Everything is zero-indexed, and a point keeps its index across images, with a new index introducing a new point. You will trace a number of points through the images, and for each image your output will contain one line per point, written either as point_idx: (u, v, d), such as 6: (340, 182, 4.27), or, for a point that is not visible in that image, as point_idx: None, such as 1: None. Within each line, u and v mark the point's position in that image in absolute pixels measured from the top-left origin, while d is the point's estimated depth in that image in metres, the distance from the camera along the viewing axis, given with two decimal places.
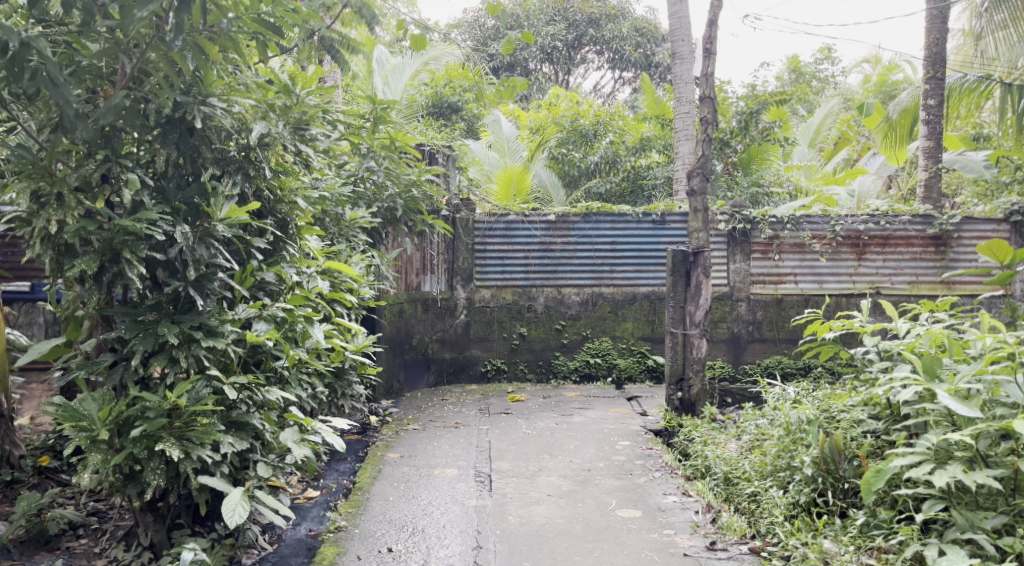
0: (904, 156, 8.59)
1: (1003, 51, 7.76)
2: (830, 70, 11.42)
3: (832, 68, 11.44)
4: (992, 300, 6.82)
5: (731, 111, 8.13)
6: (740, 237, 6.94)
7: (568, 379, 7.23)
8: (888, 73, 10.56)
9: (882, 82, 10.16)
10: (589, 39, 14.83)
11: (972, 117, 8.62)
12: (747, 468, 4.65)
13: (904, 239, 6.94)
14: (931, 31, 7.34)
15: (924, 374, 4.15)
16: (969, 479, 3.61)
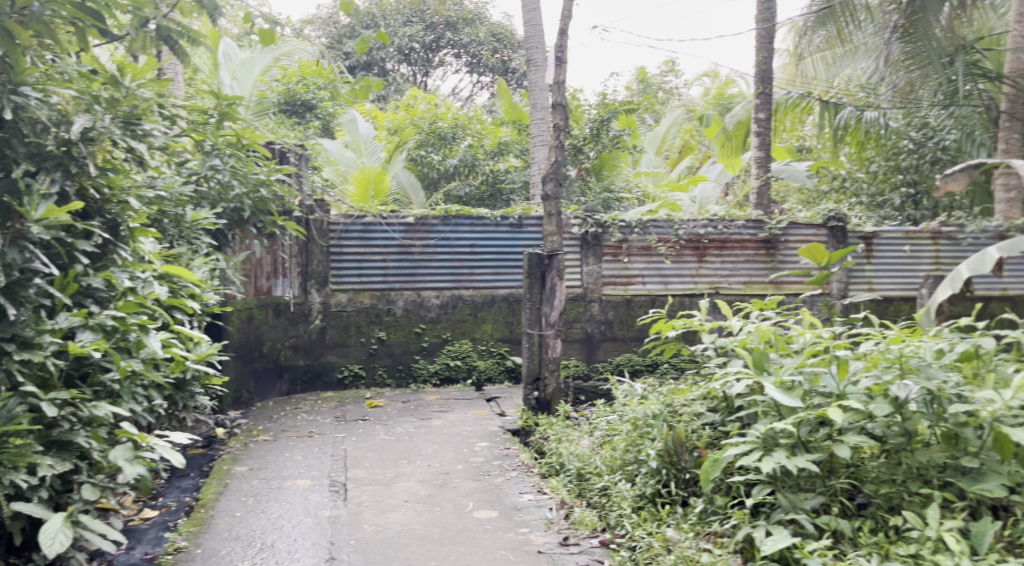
0: (741, 165, 9.19)
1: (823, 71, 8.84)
2: (674, 81, 12.06)
3: (676, 80, 12.07)
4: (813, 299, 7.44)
5: (584, 119, 8.49)
6: (593, 241, 7.13)
7: (427, 382, 7.20)
8: (725, 87, 11.28)
9: (720, 95, 10.83)
10: (447, 42, 14.91)
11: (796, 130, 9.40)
12: (598, 463, 4.83)
13: (740, 243, 7.41)
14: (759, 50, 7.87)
15: (754, 368, 4.47)
16: (791, 464, 3.93)
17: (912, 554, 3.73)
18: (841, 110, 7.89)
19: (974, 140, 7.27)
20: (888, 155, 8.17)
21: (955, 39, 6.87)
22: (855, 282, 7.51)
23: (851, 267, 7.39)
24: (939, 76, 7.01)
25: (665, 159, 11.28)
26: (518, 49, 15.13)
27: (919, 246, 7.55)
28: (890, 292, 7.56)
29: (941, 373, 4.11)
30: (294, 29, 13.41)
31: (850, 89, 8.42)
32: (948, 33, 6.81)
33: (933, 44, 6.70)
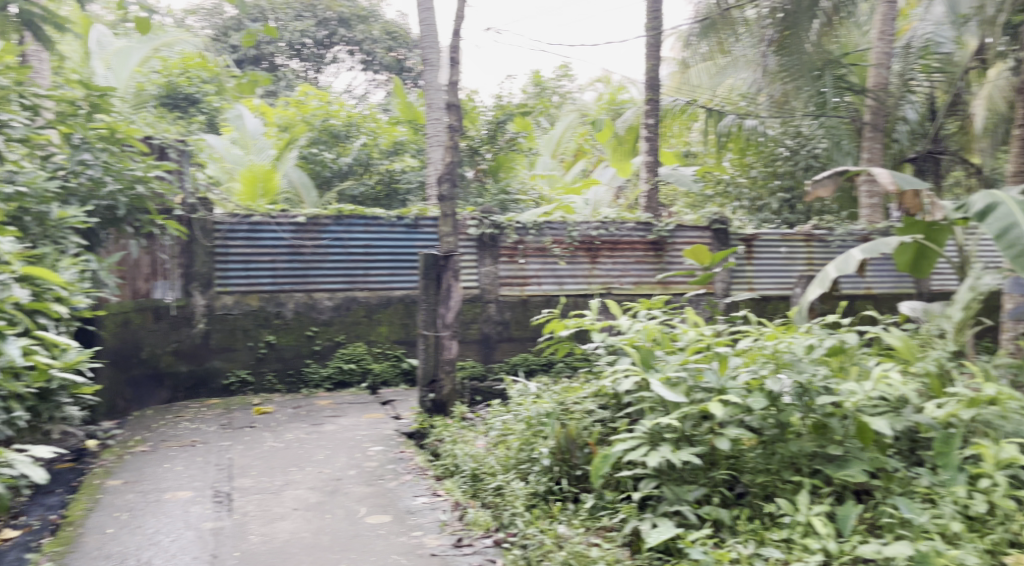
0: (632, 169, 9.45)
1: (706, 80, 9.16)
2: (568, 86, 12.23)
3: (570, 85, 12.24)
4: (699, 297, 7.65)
5: (480, 120, 8.38)
6: (490, 242, 7.10)
7: (320, 387, 7.04)
8: (616, 92, 11.45)
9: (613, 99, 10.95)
10: (340, 38, 14.54)
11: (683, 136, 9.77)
12: (493, 463, 4.83)
13: (629, 244, 7.58)
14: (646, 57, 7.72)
15: (641, 365, 4.64)
16: (676, 457, 4.08)
17: (785, 539, 3.95)
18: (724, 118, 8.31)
19: (841, 149, 7.80)
20: (766, 161, 8.48)
21: (824, 54, 7.36)
22: (737, 283, 7.75)
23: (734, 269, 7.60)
24: (810, 89, 7.47)
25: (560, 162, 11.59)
26: (413, 49, 14.96)
27: (793, 248, 7.91)
28: (769, 291, 7.86)
29: (810, 366, 4.40)
30: (174, 18, 12.68)
31: (732, 98, 8.84)
32: (817, 48, 7.27)
33: (804, 59, 7.22)
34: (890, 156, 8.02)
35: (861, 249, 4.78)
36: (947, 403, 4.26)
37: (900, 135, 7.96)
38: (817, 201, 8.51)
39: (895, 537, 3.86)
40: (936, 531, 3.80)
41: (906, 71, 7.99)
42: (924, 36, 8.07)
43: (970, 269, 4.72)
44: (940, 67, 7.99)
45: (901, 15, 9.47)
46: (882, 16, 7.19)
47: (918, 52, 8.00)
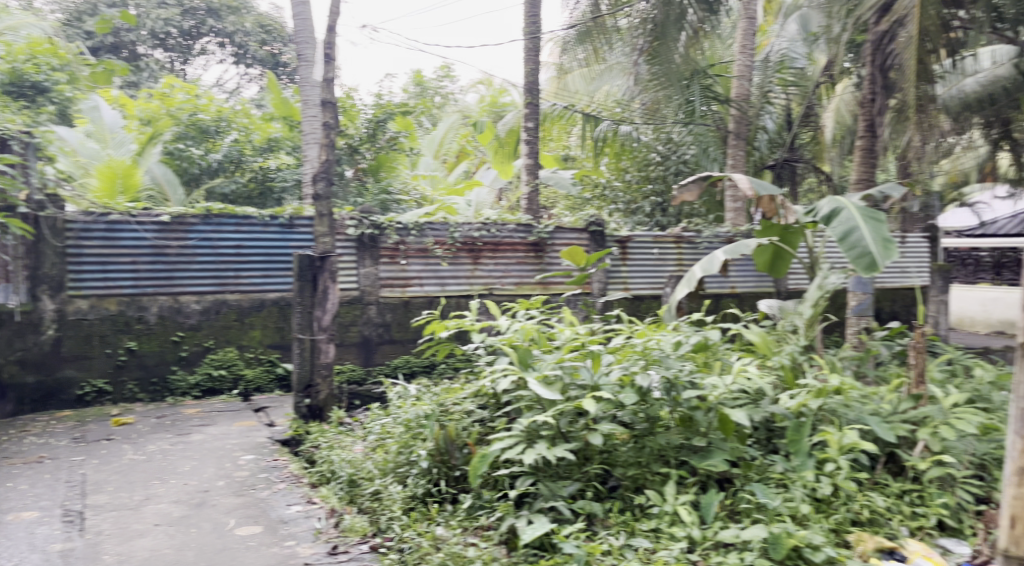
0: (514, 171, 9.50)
1: (583, 85, 9.64)
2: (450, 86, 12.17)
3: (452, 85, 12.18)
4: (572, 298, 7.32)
5: (359, 118, 8.15)
6: (369, 242, 6.77)
7: (187, 395, 6.71)
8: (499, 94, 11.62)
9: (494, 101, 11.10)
10: (208, 29, 13.81)
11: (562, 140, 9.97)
12: (370, 467, 4.74)
13: (510, 245, 7.48)
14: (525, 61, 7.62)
15: (519, 364, 4.66)
16: (551, 454, 4.15)
17: (653, 529, 4.11)
18: (601, 122, 8.60)
19: (708, 156, 8.15)
20: (640, 166, 8.80)
21: (691, 65, 7.65)
22: (613, 284, 7.78)
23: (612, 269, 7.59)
24: (679, 97, 7.80)
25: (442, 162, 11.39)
26: (289, 43, 14.44)
27: (665, 250, 8.11)
28: (641, 291, 7.97)
29: (677, 362, 4.58)
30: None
31: (608, 103, 9.08)
32: (685, 59, 7.54)
33: (672, 67, 7.49)
34: (754, 164, 8.26)
35: (724, 250, 5.05)
36: (798, 394, 4.58)
37: (760, 144, 8.36)
38: (688, 205, 8.90)
39: (752, 521, 4.09)
40: (788, 514, 4.07)
41: (765, 84, 8.15)
42: (781, 52, 8.44)
43: (819, 269, 5.08)
44: (794, 81, 8.27)
45: (760, 31, 10.12)
46: (744, 31, 7.65)
47: (775, 66, 8.25)
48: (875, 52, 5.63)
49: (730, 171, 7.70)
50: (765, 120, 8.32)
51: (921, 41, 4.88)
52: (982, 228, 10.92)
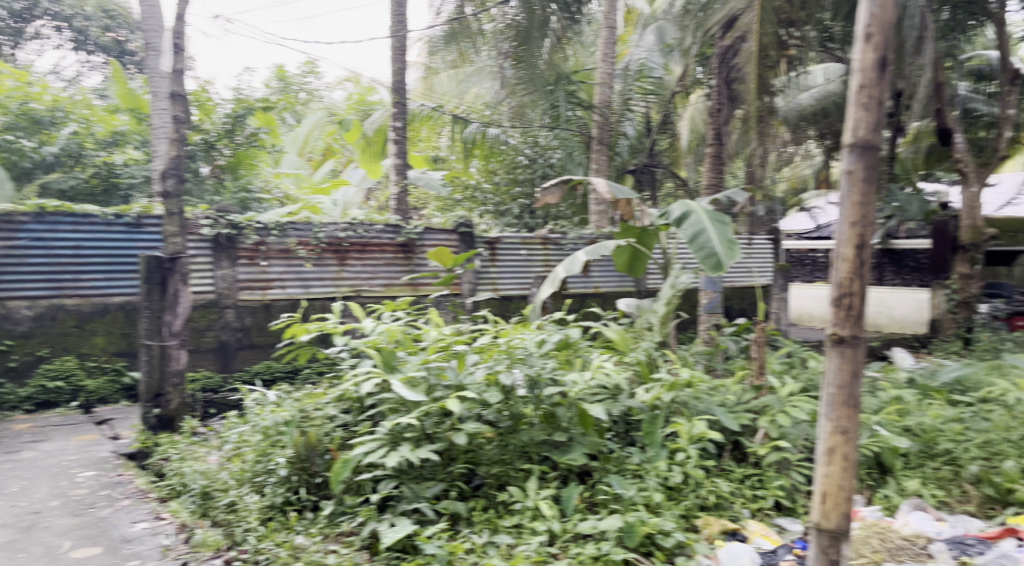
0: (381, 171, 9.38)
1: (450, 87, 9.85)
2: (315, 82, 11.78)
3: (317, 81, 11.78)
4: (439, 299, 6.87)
5: (216, 113, 7.66)
6: (226, 242, 6.26)
7: (18, 409, 6.17)
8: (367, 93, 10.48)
9: (361, 101, 9.97)
10: (42, 12, 11.65)
11: (432, 141, 9.85)
12: (226, 478, 4.52)
13: (378, 246, 7.10)
14: (393, 60, 7.54)
15: (382, 367, 4.57)
16: (413, 456, 4.11)
17: (516, 524, 4.16)
18: (469, 125, 8.54)
19: (573, 160, 8.46)
20: (508, 169, 8.76)
21: (555, 71, 7.90)
22: (481, 284, 7.39)
23: (480, 269, 7.09)
24: (544, 103, 8.07)
25: (307, 161, 11.19)
26: (136, 31, 12.53)
27: (531, 251, 7.97)
28: (510, 292, 7.83)
29: (540, 361, 4.68)
30: None
31: (476, 106, 9.11)
32: (549, 65, 7.73)
33: (537, 74, 7.76)
34: (615, 169, 8.47)
35: (585, 251, 5.21)
36: (653, 388, 4.80)
37: (621, 149, 8.53)
38: (555, 206, 8.93)
39: (609, 512, 4.24)
40: (642, 502, 4.26)
41: (625, 91, 8.60)
42: (639, 61, 8.83)
43: (672, 269, 5.35)
44: (653, 90, 8.65)
45: (621, 41, 10.48)
46: (604, 40, 7.88)
47: (635, 75, 8.68)
48: (720, 65, 5.96)
49: (594, 175, 7.86)
50: (625, 127, 8.59)
51: (760, 56, 5.24)
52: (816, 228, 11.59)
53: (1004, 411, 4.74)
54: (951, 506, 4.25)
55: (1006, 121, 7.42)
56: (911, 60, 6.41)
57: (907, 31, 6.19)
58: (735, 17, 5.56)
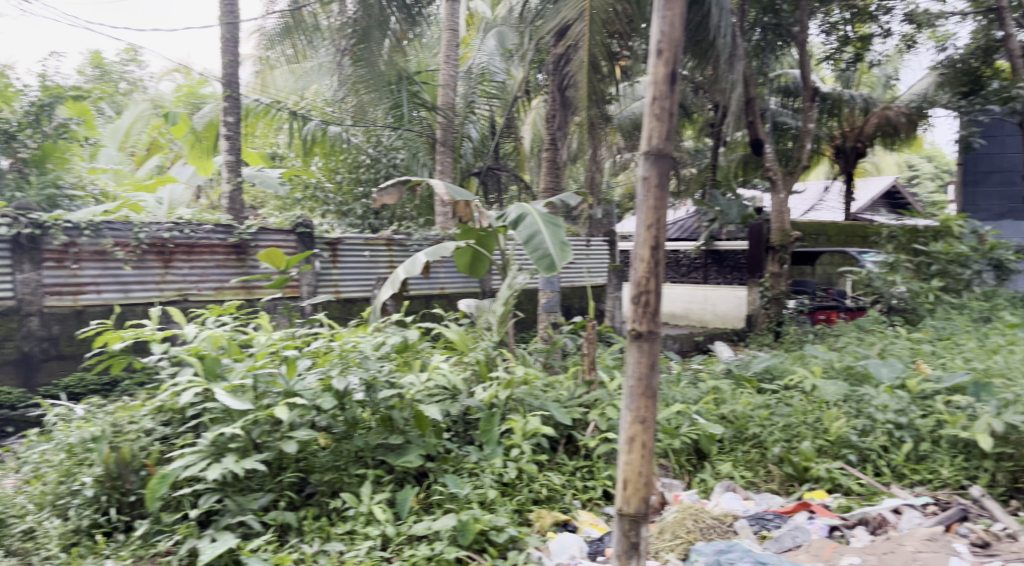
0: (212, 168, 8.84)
1: (290, 83, 9.77)
2: (137, 71, 11.06)
3: (139, 70, 11.09)
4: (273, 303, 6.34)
5: (18, 102, 6.86)
6: (27, 243, 5.39)
7: None
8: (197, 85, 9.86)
9: (190, 92, 9.41)
10: None
11: (269, 138, 9.48)
12: (22, 503, 4.11)
13: (208, 247, 6.35)
14: (223, 52, 7.17)
15: (206, 376, 4.30)
16: (238, 467, 3.90)
17: (348, 531, 4.07)
18: (308, 122, 8.04)
19: (418, 161, 8.37)
20: (350, 168, 8.46)
21: (395, 69, 7.92)
22: (321, 286, 6.86)
23: (320, 270, 6.74)
24: (387, 102, 7.99)
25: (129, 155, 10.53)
26: None
27: (375, 252, 7.35)
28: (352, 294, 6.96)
29: (376, 363, 4.56)
30: None
31: (316, 103, 8.88)
32: (389, 64, 7.73)
33: (377, 71, 7.67)
34: (460, 170, 8.44)
35: (424, 252, 5.18)
36: (490, 387, 4.87)
37: (465, 152, 8.54)
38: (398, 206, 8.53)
39: (444, 512, 4.25)
40: (476, 500, 4.31)
41: (468, 95, 8.48)
42: (482, 66, 8.66)
43: (509, 270, 5.46)
44: (496, 94, 8.70)
45: (462, 43, 10.56)
46: (446, 42, 7.90)
47: (477, 78, 8.57)
48: (555, 72, 6.14)
49: (437, 176, 7.80)
50: (468, 129, 8.55)
51: (590, 66, 5.47)
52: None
53: (803, 397, 5.25)
54: (757, 485, 4.66)
55: (807, 135, 8.11)
56: (727, 75, 6.96)
57: (721, 49, 6.69)
58: (566, 26, 5.73)
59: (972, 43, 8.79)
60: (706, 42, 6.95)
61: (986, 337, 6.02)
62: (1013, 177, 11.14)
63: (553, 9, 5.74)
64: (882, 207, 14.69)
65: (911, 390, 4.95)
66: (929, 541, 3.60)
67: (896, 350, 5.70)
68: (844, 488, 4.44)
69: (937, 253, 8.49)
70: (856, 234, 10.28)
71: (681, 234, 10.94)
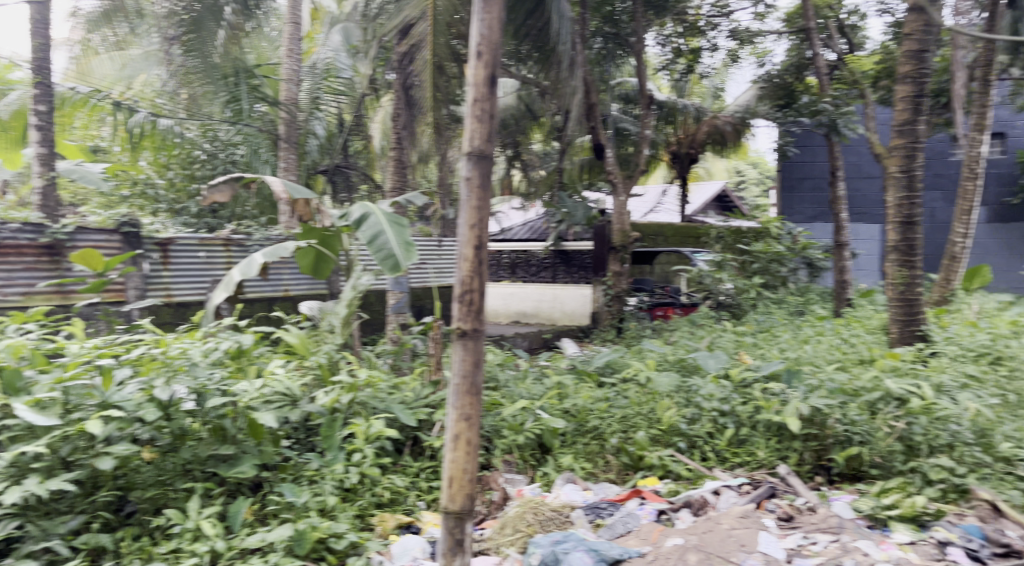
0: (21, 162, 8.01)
1: (114, 70, 9.08)
2: None
3: None
4: (90, 310, 5.77)
5: None
6: None
7: None
8: None
9: None
10: None
11: (89, 130, 8.76)
12: None
13: (15, 248, 5.43)
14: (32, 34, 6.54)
15: (3, 391, 3.82)
16: (41, 489, 3.56)
17: (172, 550, 3.83)
18: (135, 112, 7.34)
19: (259, 157, 8.00)
20: (184, 164, 7.99)
21: (231, 61, 7.62)
22: (150, 290, 6.29)
23: (149, 272, 6.26)
24: (223, 94, 7.64)
25: None
26: None
27: (211, 252, 6.83)
28: (188, 299, 6.58)
29: (205, 371, 4.29)
30: None
31: (145, 94, 8.32)
32: (224, 56, 7.53)
33: (208, 61, 7.41)
34: (305, 168, 8.23)
35: (261, 253, 4.97)
36: (331, 391, 4.77)
37: (311, 148, 8.36)
38: (238, 204, 8.00)
39: (279, 522, 4.09)
40: (316, 508, 4.18)
41: (313, 91, 8.24)
42: (327, 60, 8.76)
43: (353, 271, 5.36)
44: (343, 90, 8.52)
45: (308, 37, 10.55)
46: (288, 35, 7.64)
47: (322, 74, 8.43)
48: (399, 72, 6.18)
49: (281, 173, 7.54)
50: (313, 126, 8.31)
51: (434, 66, 5.47)
52: (500, 232, 11.71)
53: (638, 389, 5.53)
54: (596, 476, 4.86)
55: (644, 140, 8.56)
56: (567, 80, 7.25)
57: (561, 55, 7.01)
58: (409, 24, 5.71)
59: (786, 60, 9.60)
60: (548, 48, 7.21)
61: (798, 329, 6.63)
62: (822, 183, 12.32)
63: (397, 7, 5.72)
64: (715, 210, 15.80)
65: (733, 379, 5.34)
66: (743, 518, 3.89)
67: (722, 343, 6.14)
68: (674, 474, 4.73)
69: (757, 252, 9.21)
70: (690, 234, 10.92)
71: (531, 235, 11.19)
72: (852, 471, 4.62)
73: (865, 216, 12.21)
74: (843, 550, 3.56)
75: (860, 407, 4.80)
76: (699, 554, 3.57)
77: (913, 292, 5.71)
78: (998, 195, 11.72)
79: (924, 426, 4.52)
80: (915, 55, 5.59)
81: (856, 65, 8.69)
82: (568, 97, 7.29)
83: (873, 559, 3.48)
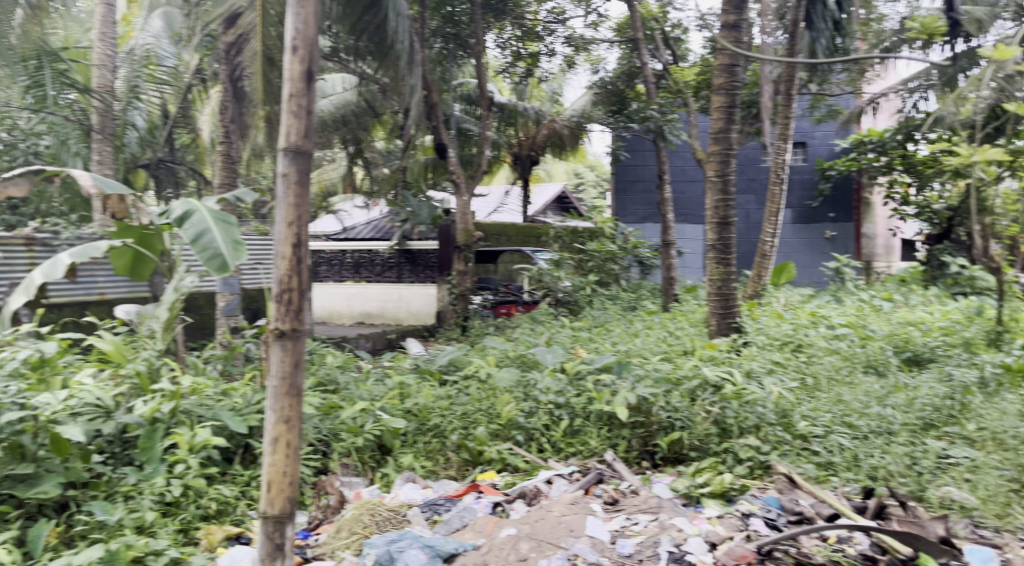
0: None
1: None
2: None
3: None
4: None
5: None
6: None
7: None
8: None
9: None
10: None
11: None
12: None
13: None
14: None
15: None
16: None
17: None
18: None
19: (69, 149, 7.38)
20: None
21: (32, 43, 6.95)
22: None
23: None
24: (23, 78, 6.98)
25: None
26: None
27: (10, 253, 6.16)
28: None
29: None
30: None
31: None
32: (24, 38, 6.87)
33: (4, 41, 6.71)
34: (124, 161, 7.61)
35: (68, 253, 4.54)
36: (151, 400, 4.43)
37: (131, 141, 7.87)
38: (46, 201, 7.30)
39: (88, 544, 3.77)
40: (131, 525, 3.89)
41: (131, 78, 7.64)
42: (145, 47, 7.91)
43: (175, 272, 5.04)
44: (166, 79, 7.97)
45: (126, 20, 9.76)
46: (101, 18, 7.03)
47: (141, 60, 7.78)
48: (225, 62, 5.83)
49: (95, 167, 6.94)
50: (133, 116, 7.73)
51: (264, 58, 5.30)
52: (343, 233, 11.44)
53: (479, 385, 5.65)
54: (437, 473, 4.88)
55: (486, 142, 8.71)
56: (406, 78, 7.24)
57: (399, 53, 6.99)
58: (237, 13, 5.47)
59: (618, 68, 10.18)
60: (385, 45, 7.17)
61: (630, 323, 7.03)
62: (650, 186, 13.10)
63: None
64: (555, 210, 16.34)
65: (569, 372, 5.58)
66: (572, 505, 4.06)
67: (560, 338, 6.39)
68: (512, 466, 4.86)
69: (592, 251, 9.68)
70: (530, 234, 11.21)
71: (375, 234, 11.01)
72: (675, 455, 4.92)
73: (691, 218, 13.21)
74: (661, 528, 3.82)
75: (681, 395, 5.14)
76: (530, 542, 3.68)
77: (730, 287, 6.19)
78: (800, 199, 12.98)
79: (735, 410, 4.97)
80: (727, 69, 6.12)
81: (680, 76, 9.38)
82: (407, 95, 7.28)
83: (686, 534, 3.76)
